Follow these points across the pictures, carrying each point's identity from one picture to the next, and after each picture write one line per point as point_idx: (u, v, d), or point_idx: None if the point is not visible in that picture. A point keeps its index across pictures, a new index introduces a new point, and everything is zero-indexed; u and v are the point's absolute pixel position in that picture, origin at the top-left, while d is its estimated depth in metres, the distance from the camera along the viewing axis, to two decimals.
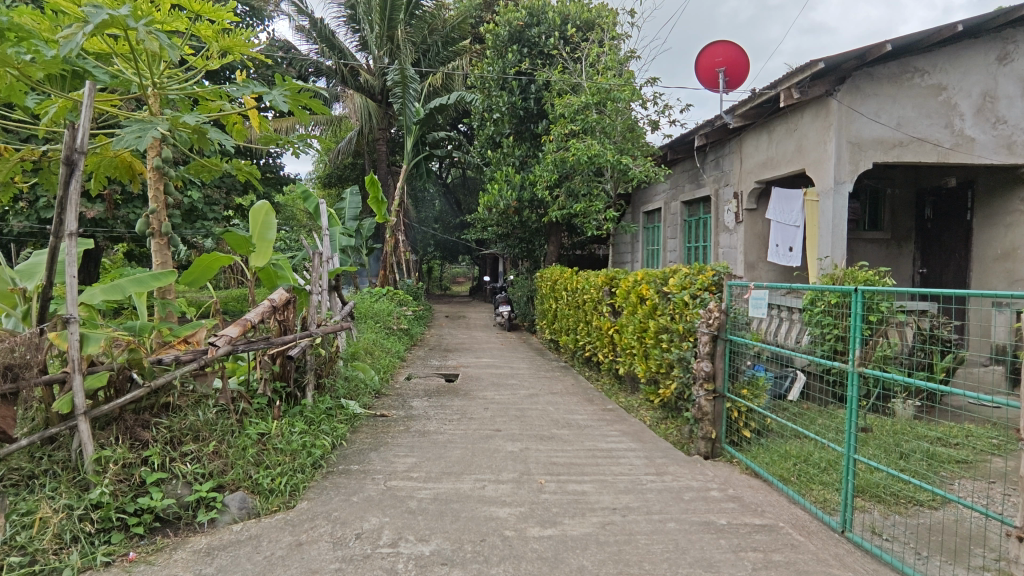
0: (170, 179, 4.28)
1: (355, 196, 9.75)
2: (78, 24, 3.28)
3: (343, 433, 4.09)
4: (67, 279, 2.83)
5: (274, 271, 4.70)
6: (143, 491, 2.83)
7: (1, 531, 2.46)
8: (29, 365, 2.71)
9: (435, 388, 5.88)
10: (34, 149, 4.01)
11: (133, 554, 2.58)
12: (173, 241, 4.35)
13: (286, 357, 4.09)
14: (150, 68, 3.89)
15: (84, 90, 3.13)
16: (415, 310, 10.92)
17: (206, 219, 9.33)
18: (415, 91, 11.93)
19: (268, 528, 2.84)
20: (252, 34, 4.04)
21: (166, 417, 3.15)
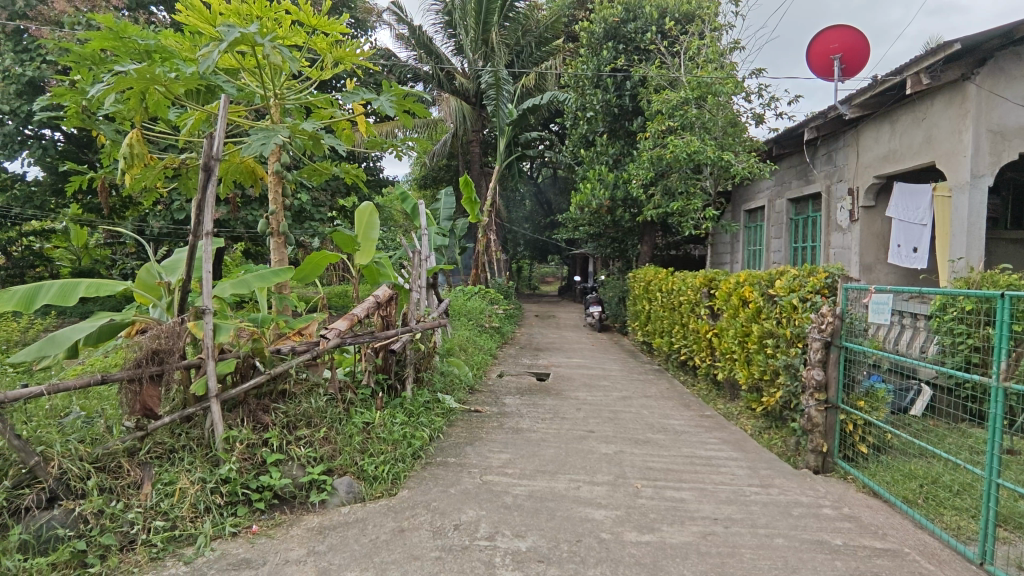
0: (288, 183, 4.61)
1: (450, 198, 9.99)
2: (215, 43, 3.62)
3: (440, 426, 4.22)
4: (203, 274, 3.13)
5: (376, 269, 4.94)
6: (264, 470, 3.08)
7: (149, 498, 2.75)
8: (172, 352, 3.02)
9: (527, 386, 5.93)
10: (174, 158, 4.51)
11: (256, 527, 2.82)
12: (289, 240, 4.69)
13: (388, 351, 4.28)
14: (272, 80, 4.22)
15: (220, 101, 3.45)
16: (506, 309, 11.08)
17: (314, 220, 9.96)
18: (508, 92, 12.12)
19: (373, 513, 2.99)
20: (361, 43, 4.28)
21: (283, 403, 3.40)
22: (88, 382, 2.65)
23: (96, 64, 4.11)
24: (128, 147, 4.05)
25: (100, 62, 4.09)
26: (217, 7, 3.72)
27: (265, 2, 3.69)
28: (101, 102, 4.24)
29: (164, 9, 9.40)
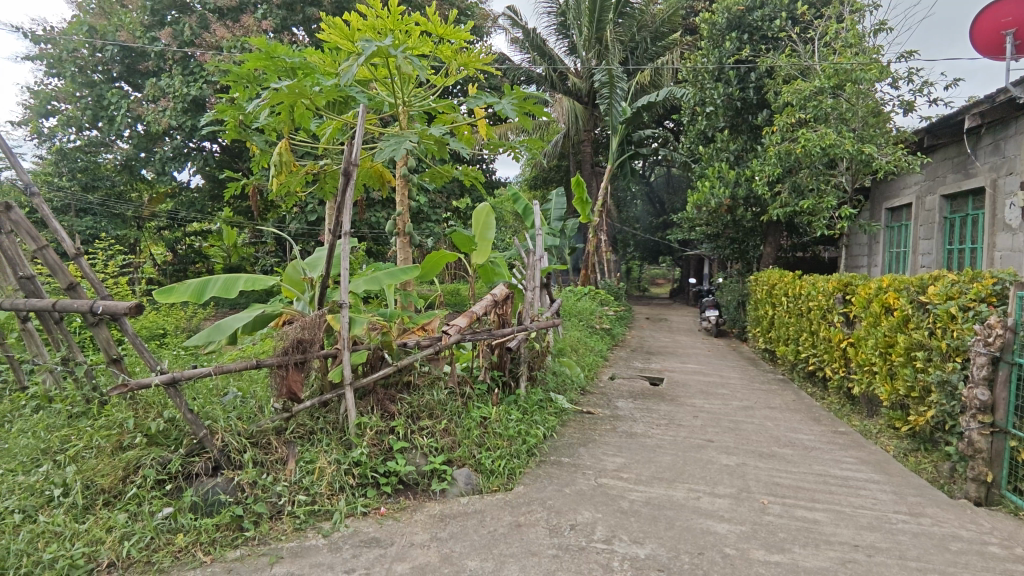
0: (414, 185, 4.87)
1: (561, 198, 9.97)
2: (354, 57, 3.91)
3: (554, 425, 4.24)
4: (342, 272, 3.37)
5: (492, 269, 5.08)
6: (390, 456, 3.27)
7: (293, 473, 3.02)
8: (314, 341, 3.28)
9: (640, 390, 5.80)
10: (315, 164, 4.94)
11: (383, 509, 3.01)
12: (413, 240, 4.95)
13: (504, 348, 4.38)
14: (402, 89, 4.46)
15: (359, 110, 3.66)
16: (617, 310, 10.92)
17: (431, 220, 10.42)
18: (622, 90, 11.87)
19: (491, 505, 3.08)
20: (485, 49, 4.42)
21: (408, 394, 3.60)
22: (245, 366, 2.97)
23: (251, 82, 4.57)
24: (277, 156, 4.49)
25: (254, 80, 4.55)
26: (355, 23, 4.01)
27: (398, 15, 3.92)
28: (255, 116, 4.74)
29: (303, 28, 10.28)
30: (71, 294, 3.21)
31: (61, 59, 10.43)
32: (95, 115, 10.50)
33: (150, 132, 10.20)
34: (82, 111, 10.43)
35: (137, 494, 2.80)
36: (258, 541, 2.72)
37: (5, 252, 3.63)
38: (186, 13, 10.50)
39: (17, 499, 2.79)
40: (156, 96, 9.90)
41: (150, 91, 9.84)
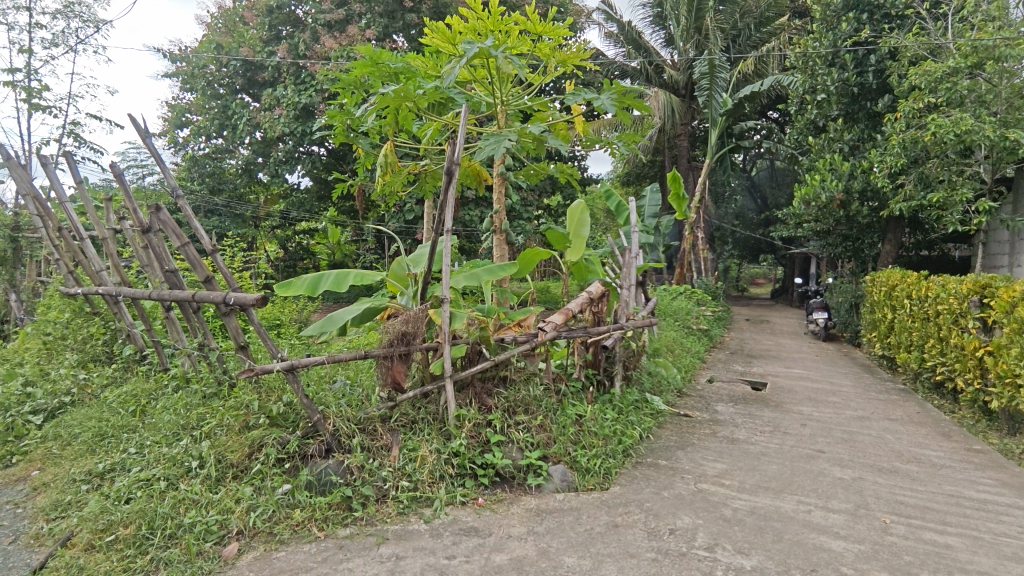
0: (510, 183, 4.92)
1: (656, 194, 9.67)
2: (457, 59, 4.02)
3: (650, 427, 4.14)
4: (444, 269, 3.47)
5: (586, 266, 5.04)
6: (487, 449, 3.35)
7: (397, 460, 3.16)
8: (418, 334, 3.41)
9: (741, 394, 5.54)
10: (416, 165, 5.13)
11: (481, 500, 3.08)
12: (509, 237, 5.02)
13: (599, 346, 4.33)
14: (500, 89, 4.53)
15: (461, 111, 3.69)
16: (715, 310, 10.47)
17: (523, 218, 10.51)
18: (724, 80, 11.41)
19: (587, 504, 3.07)
20: (583, 45, 4.40)
21: (504, 388, 3.66)
22: (354, 356, 3.14)
23: (358, 88, 4.83)
24: (383, 158, 4.71)
25: (361, 86, 4.80)
26: (457, 26, 4.11)
27: (498, 15, 3.98)
28: (362, 120, 5.00)
29: (403, 34, 10.65)
30: (208, 287, 3.55)
31: (195, 75, 11.65)
32: (221, 124, 11.60)
33: (267, 138, 11.08)
34: (211, 121, 11.65)
35: (261, 470, 3.07)
36: (366, 521, 2.87)
37: (153, 249, 4.10)
38: (298, 26, 11.24)
39: (162, 468, 3.16)
40: (272, 105, 10.71)
41: (267, 101, 10.66)
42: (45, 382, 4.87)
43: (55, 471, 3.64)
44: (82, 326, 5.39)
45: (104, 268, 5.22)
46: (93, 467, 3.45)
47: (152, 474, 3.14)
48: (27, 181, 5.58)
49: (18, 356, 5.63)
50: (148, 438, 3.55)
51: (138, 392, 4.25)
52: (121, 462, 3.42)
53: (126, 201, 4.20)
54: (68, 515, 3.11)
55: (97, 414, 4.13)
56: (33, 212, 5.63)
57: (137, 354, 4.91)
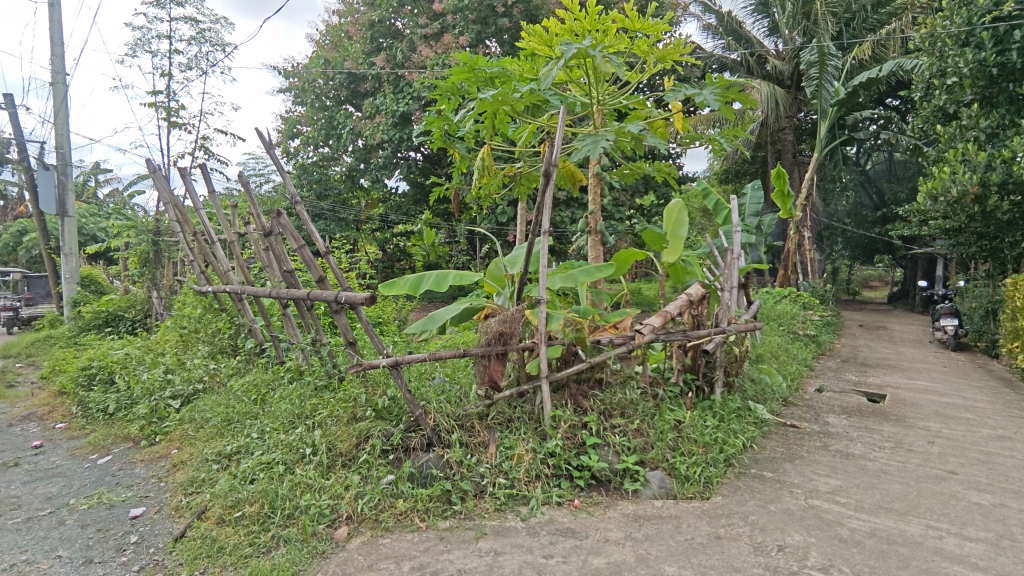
0: (606, 183, 4.86)
1: (758, 191, 9.15)
2: (554, 61, 4.03)
3: (754, 436, 3.94)
4: (540, 270, 3.49)
5: (683, 267, 4.89)
6: (583, 451, 3.34)
7: (495, 457, 3.23)
8: (515, 334, 3.45)
9: (856, 406, 5.12)
10: (512, 167, 5.19)
11: (577, 501, 3.08)
12: (604, 238, 4.96)
13: (699, 350, 4.18)
14: (596, 88, 4.49)
15: (559, 111, 3.69)
16: (824, 315, 9.77)
17: (614, 219, 10.36)
18: (835, 68, 10.62)
19: (687, 512, 2.97)
20: (684, 39, 4.27)
21: (600, 390, 3.64)
22: (454, 354, 3.24)
23: (455, 94, 4.96)
24: (481, 161, 4.82)
25: (457, 92, 4.92)
26: (554, 29, 4.11)
27: (596, 15, 3.95)
28: (459, 125, 5.13)
29: (495, 39, 10.79)
30: (321, 286, 3.80)
31: (305, 89, 12.54)
32: (327, 134, 12.41)
33: (368, 145, 11.68)
34: (319, 131, 12.51)
35: (368, 460, 3.24)
36: (465, 515, 2.95)
37: (274, 250, 4.46)
38: (396, 37, 11.66)
39: (281, 453, 3.43)
40: (373, 113, 11.30)
41: (368, 110, 11.27)
42: (182, 370, 5.45)
43: (191, 451, 4.07)
44: (212, 321, 5.97)
45: (231, 268, 5.75)
46: (222, 448, 3.81)
47: (272, 458, 3.42)
48: (169, 191, 6.27)
49: (160, 347, 6.33)
50: (268, 425, 3.86)
51: (259, 382, 4.64)
52: (245, 446, 3.75)
53: (251, 207, 4.60)
54: (202, 490, 3.46)
55: (225, 400, 4.56)
56: (173, 218, 6.31)
57: (258, 347, 5.37)
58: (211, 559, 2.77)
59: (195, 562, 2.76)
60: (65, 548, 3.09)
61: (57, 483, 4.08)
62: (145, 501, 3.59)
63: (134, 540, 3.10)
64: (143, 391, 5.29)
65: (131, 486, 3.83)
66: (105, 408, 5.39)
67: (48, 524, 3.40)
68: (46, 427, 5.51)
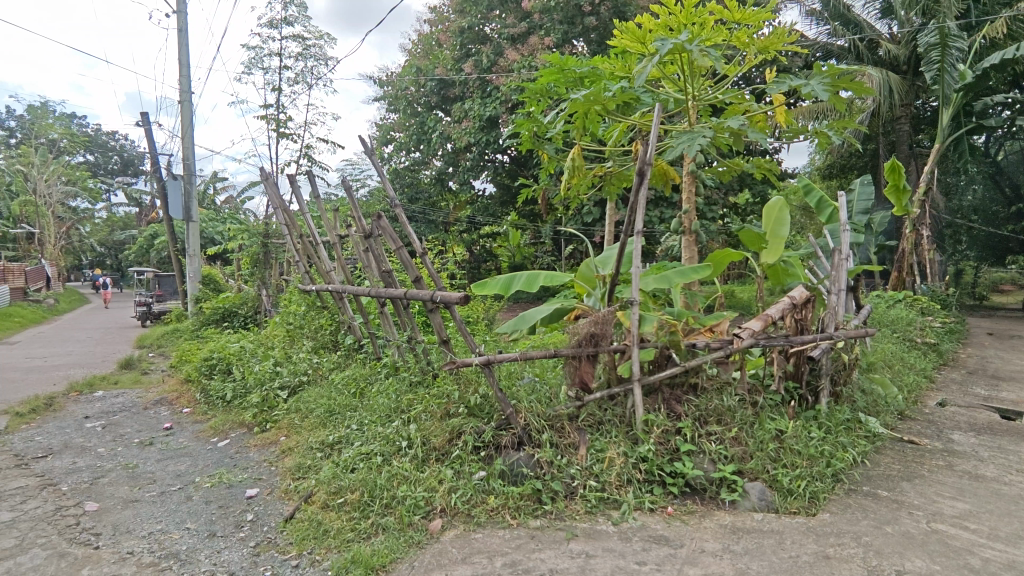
0: (701, 182, 4.68)
1: (868, 186, 8.46)
2: (648, 58, 3.93)
3: (866, 451, 3.66)
4: (633, 271, 3.43)
5: (784, 269, 4.62)
6: (677, 457, 3.25)
7: (585, 459, 3.20)
8: (606, 336, 3.41)
9: (986, 423, 4.61)
10: (602, 167, 5.11)
11: (670, 509, 2.99)
12: (699, 238, 4.79)
13: (802, 357, 3.94)
14: (692, 84, 4.33)
15: (653, 109, 3.62)
16: (946, 322, 8.88)
17: (706, 218, 9.98)
18: (960, 50, 9.53)
19: (790, 528, 2.81)
20: (788, 28, 4.03)
21: (695, 396, 3.52)
22: (545, 354, 3.25)
23: (544, 95, 4.95)
24: (571, 162, 4.78)
25: (547, 94, 4.91)
26: (648, 24, 4.01)
27: (693, 7, 3.82)
28: (548, 126, 5.11)
29: (583, 38, 10.73)
30: (417, 286, 3.94)
31: (398, 97, 13.10)
32: (419, 140, 12.88)
33: (457, 149, 12.02)
34: (411, 137, 13.01)
35: (460, 455, 3.32)
36: (556, 516, 2.96)
37: (373, 251, 4.73)
38: (485, 42, 11.84)
39: (379, 445, 3.60)
40: (461, 117, 11.58)
41: (457, 114, 11.57)
42: (289, 363, 5.86)
43: (298, 438, 4.37)
44: (315, 318, 6.37)
45: (333, 268, 6.12)
46: (326, 437, 4.05)
47: (370, 449, 3.60)
48: (279, 197, 6.78)
49: (270, 341, 6.85)
50: (367, 417, 4.06)
51: (358, 376, 4.89)
52: (346, 436, 3.97)
53: (353, 210, 4.87)
54: (308, 476, 3.70)
55: (328, 393, 4.85)
56: (281, 222, 6.81)
57: (356, 343, 5.66)
58: (317, 541, 2.97)
59: (304, 543, 2.97)
60: (193, 521, 3.42)
61: (185, 461, 4.52)
62: (259, 483, 3.89)
63: (250, 518, 3.37)
64: (255, 381, 5.73)
65: (246, 469, 4.17)
66: (224, 396, 5.90)
67: (179, 498, 3.77)
68: (175, 412, 6.12)
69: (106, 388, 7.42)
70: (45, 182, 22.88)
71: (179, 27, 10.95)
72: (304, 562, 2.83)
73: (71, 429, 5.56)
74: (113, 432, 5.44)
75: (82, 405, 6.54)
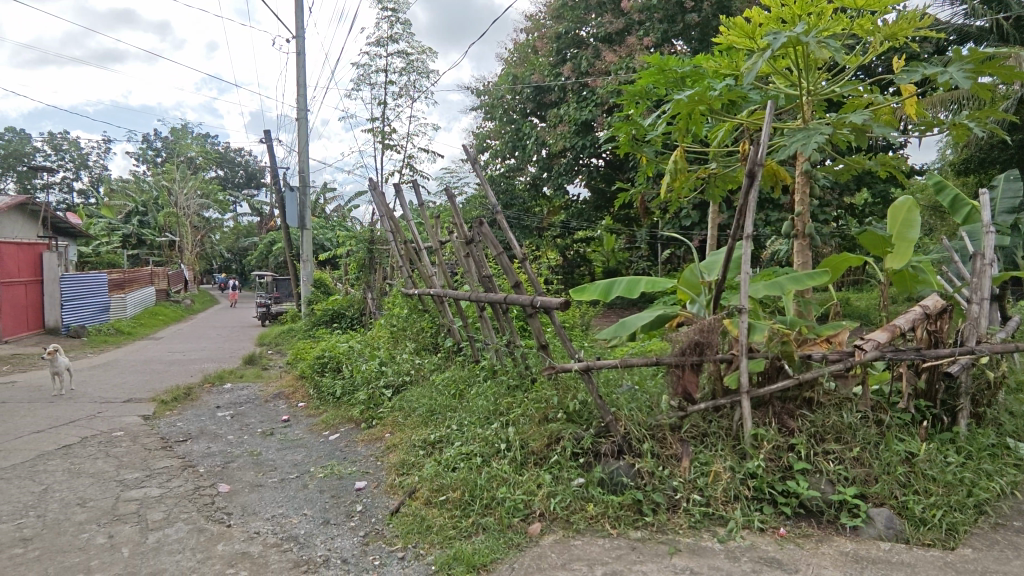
0: (817, 182, 4.36)
1: (1014, 182, 7.50)
2: (758, 53, 3.73)
3: (1016, 481, 3.24)
4: (742, 277, 3.27)
5: (913, 274, 4.19)
6: (790, 476, 3.06)
7: (688, 472, 3.09)
8: (712, 344, 3.28)
9: None
10: (705, 169, 4.90)
11: (783, 530, 2.82)
12: (814, 242, 4.44)
13: (936, 372, 3.57)
14: (807, 78, 4.05)
15: (765, 107, 3.47)
16: None
17: (818, 220, 9.33)
18: None
19: (924, 562, 2.56)
20: (921, 11, 3.67)
21: (811, 411, 3.29)
22: (647, 362, 3.18)
23: (644, 97, 4.82)
24: (673, 164, 4.62)
25: (646, 96, 4.80)
26: (758, 18, 3.81)
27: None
28: (648, 128, 4.96)
29: (683, 37, 10.43)
30: (517, 290, 3.99)
31: (495, 105, 13.38)
32: (514, 146, 13.08)
33: (552, 154, 12.12)
34: (507, 144, 13.24)
35: (559, 461, 3.33)
36: (658, 528, 2.88)
37: (474, 257, 4.86)
38: (581, 47, 11.83)
39: (479, 446, 3.68)
40: (557, 122, 11.62)
41: (552, 119, 11.63)
42: (394, 363, 6.15)
43: (402, 436, 4.57)
44: (416, 320, 6.64)
45: (434, 272, 6.35)
46: (428, 436, 4.21)
47: (471, 449, 3.69)
48: (385, 206, 7.16)
49: (375, 341, 7.23)
50: (467, 418, 4.18)
51: (458, 378, 5.03)
52: (447, 436, 4.10)
53: (455, 217, 5.02)
54: (411, 472, 3.85)
55: (429, 393, 5.03)
56: (387, 229, 7.17)
57: (455, 346, 5.85)
58: (422, 536, 3.08)
59: (409, 536, 3.10)
60: (310, 508, 3.67)
61: (300, 452, 4.87)
62: (366, 476, 4.12)
63: (359, 509, 3.57)
64: (363, 379, 6.07)
65: (355, 462, 4.42)
66: (334, 392, 6.30)
67: (297, 486, 4.07)
68: (292, 405, 6.63)
69: (233, 381, 8.18)
70: (184, 195, 25.71)
71: (298, 51, 11.92)
72: (410, 555, 2.96)
73: (205, 417, 6.18)
74: (239, 421, 5.98)
75: (214, 396, 7.25)
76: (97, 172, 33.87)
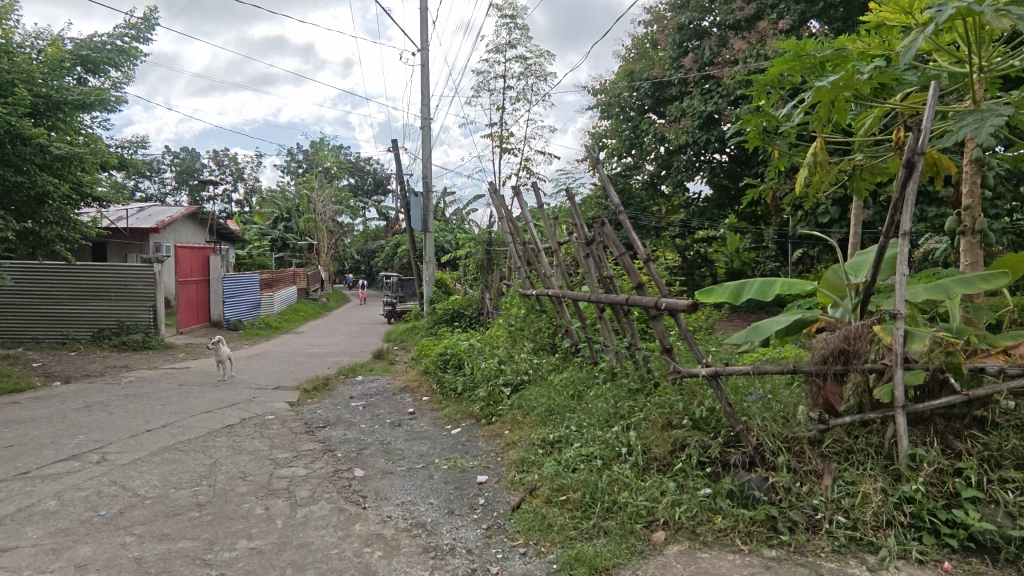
0: (990, 171, 3.80)
1: None
2: (919, 28, 3.33)
3: None
4: (896, 278, 2.94)
5: None
6: (956, 504, 2.71)
7: (831, 491, 2.84)
8: (859, 353, 2.99)
9: None
10: (850, 160, 4.45)
11: (948, 564, 2.51)
12: (986, 239, 3.87)
13: None
14: (979, 53, 3.55)
15: (928, 90, 3.12)
16: None
17: (986, 214, 8.18)
18: None
19: None
20: None
21: (983, 432, 2.90)
22: (783, 369, 2.97)
23: (776, 86, 4.50)
24: (812, 156, 4.25)
25: (779, 84, 4.47)
26: None
27: None
28: (780, 119, 4.63)
29: (821, 18, 9.74)
30: (639, 292, 3.90)
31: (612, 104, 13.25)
32: (632, 144, 12.83)
33: (671, 150, 11.76)
34: (623, 143, 13.03)
35: (683, 469, 3.21)
36: (795, 548, 2.68)
37: (594, 257, 4.83)
38: (705, 37, 11.34)
39: (599, 448, 3.65)
40: (678, 117, 11.22)
41: (673, 114, 11.27)
42: (512, 362, 6.26)
43: (521, 433, 4.67)
44: (534, 321, 6.74)
45: (552, 273, 6.41)
46: (546, 436, 4.25)
47: (590, 451, 3.67)
48: (504, 208, 7.34)
49: (493, 340, 7.45)
50: (585, 420, 4.16)
51: (576, 379, 5.03)
52: (565, 436, 4.12)
53: (573, 217, 5.03)
54: (531, 470, 3.91)
55: (547, 393, 5.08)
56: (505, 230, 7.34)
57: (573, 346, 5.87)
58: (542, 533, 3.13)
59: (529, 532, 3.16)
60: (436, 497, 3.87)
61: (425, 444, 5.14)
62: (487, 471, 4.25)
63: (482, 502, 3.70)
64: (482, 377, 6.26)
65: (476, 457, 4.58)
66: (456, 388, 6.57)
67: (424, 475, 4.30)
68: (416, 399, 7.02)
69: (364, 373, 8.82)
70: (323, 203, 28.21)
71: (423, 63, 12.58)
72: (530, 551, 3.01)
73: (342, 406, 6.73)
74: (371, 411, 6.44)
75: (348, 387, 7.87)
76: (251, 184, 38.20)
